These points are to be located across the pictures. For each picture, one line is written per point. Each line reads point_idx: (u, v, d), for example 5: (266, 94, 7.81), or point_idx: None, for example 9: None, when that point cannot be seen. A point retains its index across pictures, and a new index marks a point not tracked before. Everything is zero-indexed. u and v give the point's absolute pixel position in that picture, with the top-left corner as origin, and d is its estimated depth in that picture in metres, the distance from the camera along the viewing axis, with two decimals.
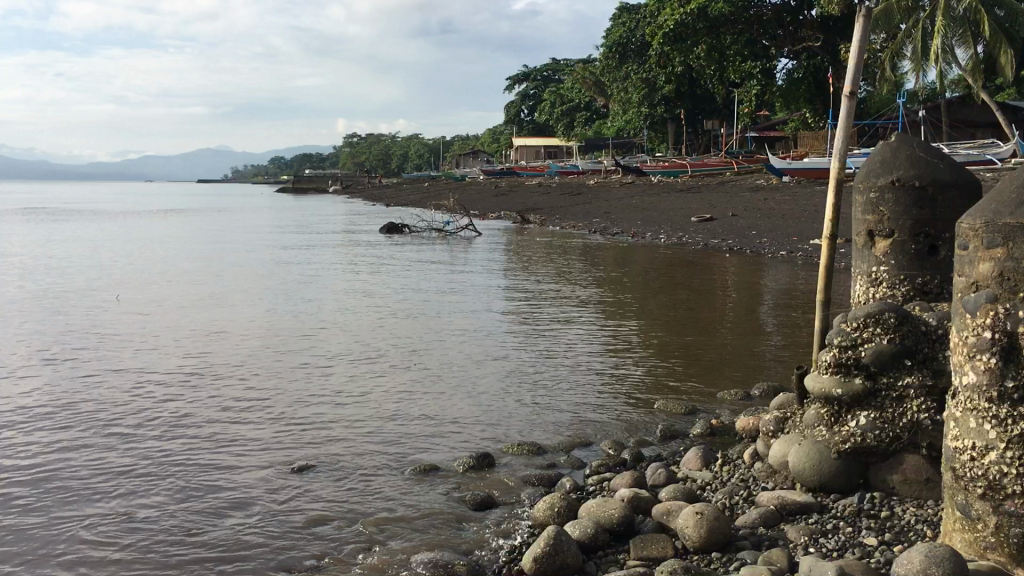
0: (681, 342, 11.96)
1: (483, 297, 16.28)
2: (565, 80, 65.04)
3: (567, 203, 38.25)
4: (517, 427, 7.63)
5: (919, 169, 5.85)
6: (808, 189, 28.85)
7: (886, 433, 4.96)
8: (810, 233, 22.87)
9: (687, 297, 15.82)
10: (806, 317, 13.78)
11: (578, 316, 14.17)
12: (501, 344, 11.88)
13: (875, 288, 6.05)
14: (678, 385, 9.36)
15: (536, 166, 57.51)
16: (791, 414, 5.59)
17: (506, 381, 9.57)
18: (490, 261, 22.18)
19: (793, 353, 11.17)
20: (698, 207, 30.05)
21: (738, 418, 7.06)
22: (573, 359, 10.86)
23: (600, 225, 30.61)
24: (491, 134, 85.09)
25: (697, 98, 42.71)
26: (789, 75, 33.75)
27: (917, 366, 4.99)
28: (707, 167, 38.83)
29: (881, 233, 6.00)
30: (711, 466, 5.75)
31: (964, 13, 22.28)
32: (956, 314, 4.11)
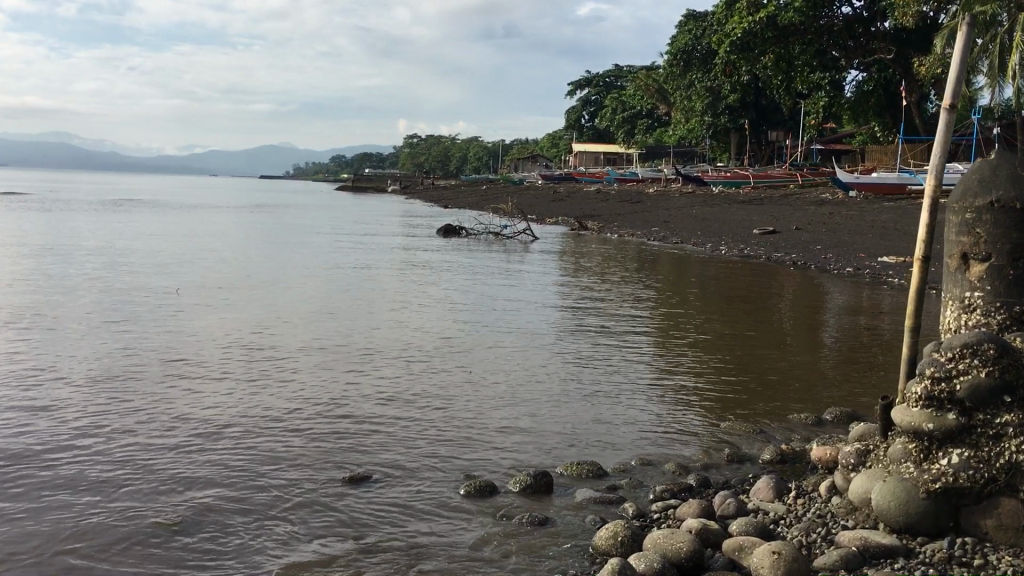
0: (740, 358, 11.57)
1: (537, 303, 16.00)
2: (628, 87, 64.47)
3: (625, 210, 37.87)
4: (573, 440, 7.36)
5: (1020, 189, 5.42)
6: (875, 204, 28.04)
7: (980, 474, 4.58)
8: (877, 250, 22.17)
9: (746, 311, 15.35)
10: (871, 336, 13.24)
11: (634, 326, 13.81)
12: (556, 352, 11.60)
13: (969, 315, 5.65)
14: (739, 404, 8.99)
15: (595, 173, 57.09)
16: (874, 447, 5.23)
17: (562, 391, 9.30)
18: (546, 268, 21.88)
19: (859, 374, 10.69)
20: (760, 219, 29.45)
21: (809, 445, 6.70)
22: (630, 371, 10.54)
23: (659, 234, 30.13)
24: (551, 139, 84.86)
25: (762, 107, 42.00)
26: (859, 87, 33.00)
27: (1017, 404, 4.61)
28: (770, 179, 38.13)
29: (976, 257, 5.59)
30: (784, 498, 5.42)
31: None
32: None
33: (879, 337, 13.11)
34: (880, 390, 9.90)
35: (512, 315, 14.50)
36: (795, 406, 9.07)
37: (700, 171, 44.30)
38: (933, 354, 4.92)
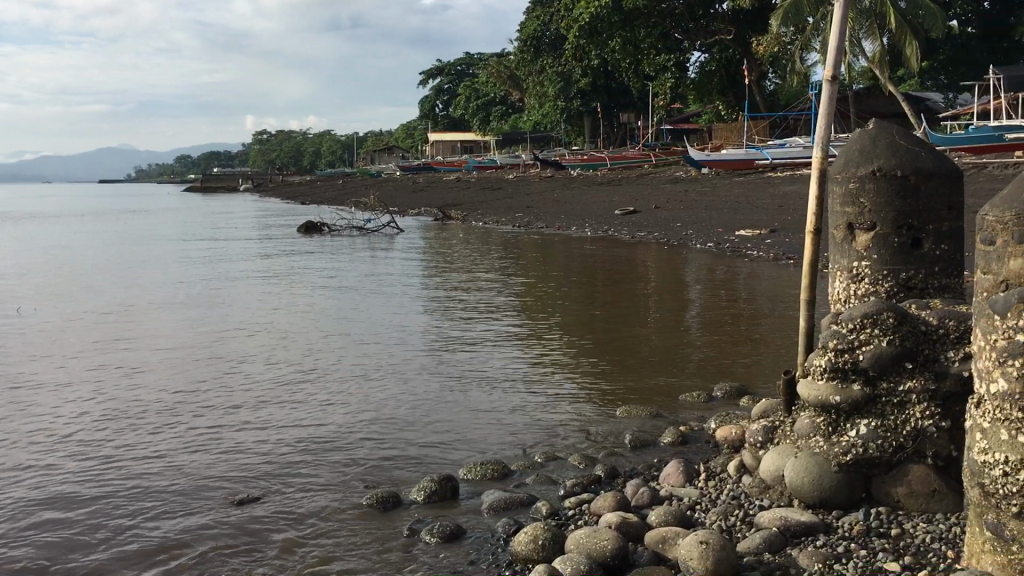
0: (610, 339, 11.60)
1: (404, 297, 15.67)
2: (479, 74, 64.31)
3: (487, 197, 37.80)
4: (468, 437, 7.15)
5: (901, 157, 5.49)
6: (728, 180, 28.95)
7: (888, 442, 4.61)
8: (734, 224, 22.87)
9: (612, 292, 15.48)
10: (733, 309, 13.55)
11: (505, 314, 13.68)
12: (432, 346, 11.32)
13: (857, 284, 5.70)
14: (621, 386, 8.96)
15: (454, 162, 56.85)
16: (779, 422, 5.22)
17: (448, 385, 9.05)
18: (412, 260, 21.52)
19: (728, 347, 10.88)
20: (620, 200, 29.96)
21: (707, 424, 6.69)
22: (510, 359, 10.39)
23: (523, 220, 30.21)
24: (405, 129, 84.07)
25: (613, 91, 42.69)
26: (703, 67, 33.65)
27: (918, 369, 4.65)
28: (625, 160, 38.87)
29: (861, 226, 5.64)
30: (694, 481, 5.37)
31: (870, 7, 22.49)
32: (981, 316, 3.77)
33: (741, 310, 13.44)
34: (750, 361, 10.08)
35: (380, 312, 14.12)
36: (674, 383, 9.11)
37: (557, 155, 44.72)
38: (833, 326, 4.91)
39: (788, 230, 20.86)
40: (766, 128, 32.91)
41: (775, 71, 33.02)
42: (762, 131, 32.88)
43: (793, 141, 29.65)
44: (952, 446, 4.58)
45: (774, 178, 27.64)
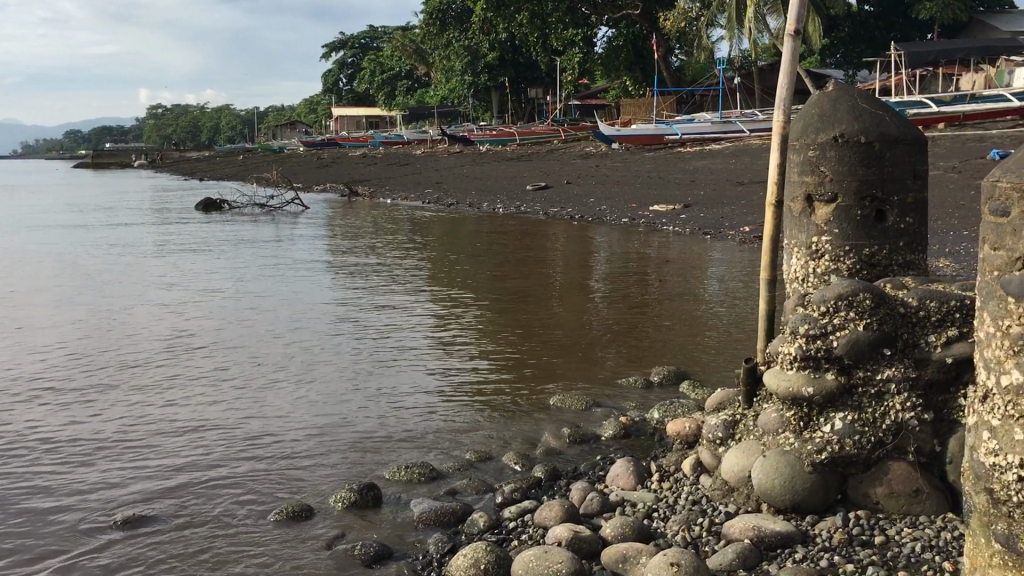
0: (522, 317, 11.05)
1: (309, 279, 14.79)
2: (384, 48, 62.72)
3: (394, 173, 36.74)
4: (387, 429, 6.48)
5: (865, 122, 5.04)
6: (638, 154, 28.67)
7: (866, 439, 4.13)
8: (648, 199, 22.52)
9: (522, 270, 14.88)
10: (644, 286, 13.08)
11: (413, 295, 12.95)
12: (338, 329, 10.53)
13: (815, 262, 5.22)
14: (541, 369, 8.39)
15: (358, 137, 55.42)
16: (739, 416, 4.72)
17: (360, 372, 8.34)
18: (318, 239, 20.54)
19: (643, 326, 10.39)
20: (532, 175, 29.38)
21: (651, 414, 6.18)
22: (424, 342, 9.73)
23: (432, 196, 29.39)
24: (309, 105, 81.78)
25: (520, 65, 42.01)
26: (609, 43, 33.68)
27: (897, 356, 4.18)
28: (534, 135, 38.29)
29: (821, 198, 5.16)
30: (646, 483, 4.84)
31: None
32: (989, 299, 3.29)
33: (650, 287, 12.98)
34: (667, 339, 9.65)
35: (282, 294, 13.25)
36: (593, 365, 8.57)
37: (465, 131, 43.79)
38: (801, 309, 4.40)
39: (702, 205, 20.59)
40: (674, 103, 32.72)
41: (681, 47, 32.84)
42: (670, 107, 32.67)
43: (702, 116, 29.55)
44: (935, 440, 4.15)
45: (684, 153, 27.45)
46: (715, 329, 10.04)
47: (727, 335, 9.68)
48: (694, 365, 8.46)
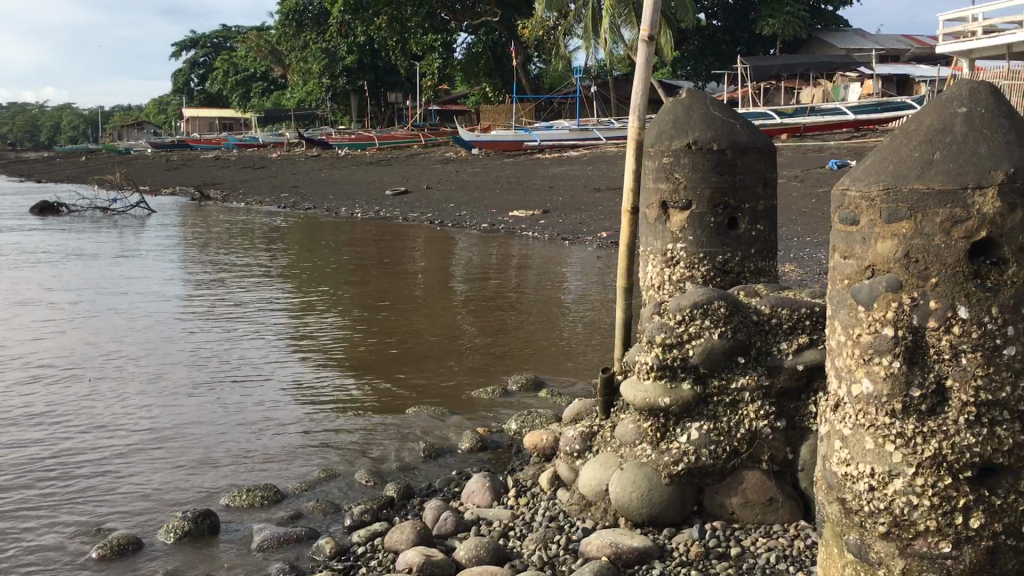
0: (382, 324, 10.75)
1: (156, 287, 14.00)
2: (238, 48, 60.78)
3: (248, 177, 35.52)
4: (231, 449, 6.09)
5: (717, 130, 5.06)
6: (498, 160, 28.73)
7: (721, 448, 4.09)
8: (507, 204, 22.56)
9: (382, 276, 14.54)
10: (504, 292, 13.01)
11: (267, 302, 12.42)
12: (185, 341, 9.96)
13: (671, 269, 5.20)
14: (399, 379, 8.13)
15: (211, 139, 53.40)
16: (597, 426, 4.62)
17: (205, 387, 7.87)
18: (167, 244, 19.57)
19: (504, 333, 10.27)
20: (392, 180, 28.95)
21: (510, 424, 6.03)
22: (276, 353, 9.30)
23: (289, 200, 28.58)
24: (158, 105, 78.31)
25: (380, 70, 41.45)
26: (468, 49, 33.59)
27: (751, 365, 4.16)
28: (394, 140, 37.81)
29: (676, 205, 5.15)
30: (502, 499, 4.69)
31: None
32: (839, 307, 3.29)
33: (511, 293, 12.90)
34: (526, 345, 9.56)
35: (125, 303, 12.48)
36: (456, 374, 8.37)
37: (323, 135, 42.88)
38: (657, 317, 4.34)
39: (560, 211, 20.76)
40: (533, 111, 33.02)
41: (539, 55, 33.13)
42: (529, 114, 32.93)
43: (560, 124, 29.87)
44: (788, 448, 4.15)
45: (543, 160, 27.69)
46: (576, 335, 10.01)
47: (588, 341, 9.67)
48: (557, 373, 8.38)
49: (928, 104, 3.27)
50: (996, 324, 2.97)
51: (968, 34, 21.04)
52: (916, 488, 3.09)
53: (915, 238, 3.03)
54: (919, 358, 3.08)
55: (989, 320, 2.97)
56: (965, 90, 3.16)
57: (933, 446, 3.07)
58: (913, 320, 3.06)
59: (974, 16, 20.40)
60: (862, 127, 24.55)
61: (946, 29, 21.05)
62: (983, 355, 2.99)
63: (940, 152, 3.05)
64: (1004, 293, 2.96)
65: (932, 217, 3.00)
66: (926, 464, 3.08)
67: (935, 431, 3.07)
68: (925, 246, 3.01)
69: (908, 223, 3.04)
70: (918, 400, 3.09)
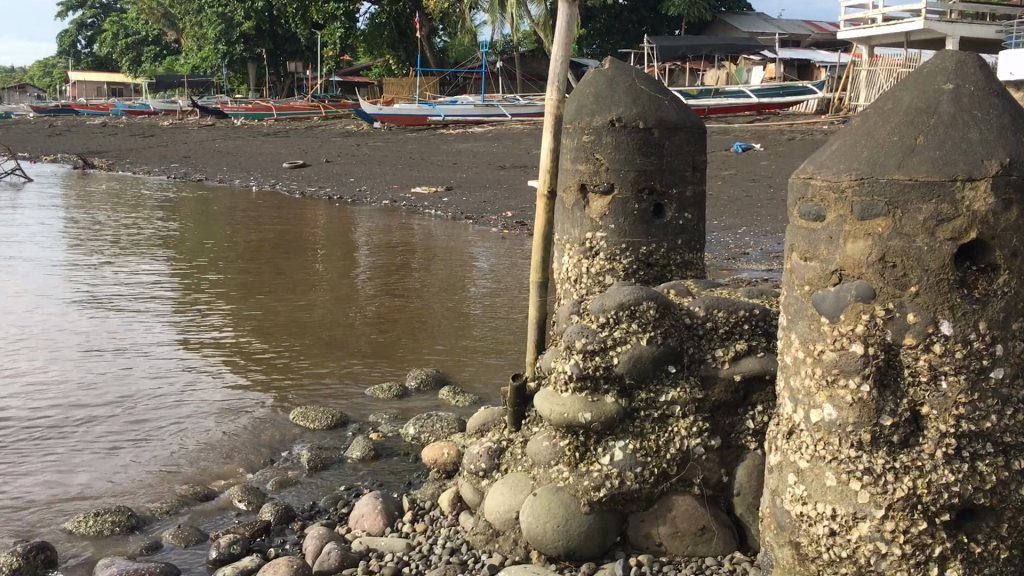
0: (275, 303, 10.01)
1: (37, 260, 12.85)
2: (128, 9, 57.62)
3: (137, 145, 33.62)
4: (77, 460, 5.27)
5: (643, 106, 4.53)
6: (400, 134, 27.80)
7: (648, 470, 3.55)
8: (409, 180, 21.76)
9: (281, 254, 13.56)
10: (409, 272, 12.33)
11: (155, 279, 11.41)
12: (50, 322, 8.99)
13: (589, 260, 4.65)
14: (287, 365, 7.47)
15: (99, 105, 50.54)
16: (507, 440, 4.04)
17: (65, 378, 7.04)
18: (48, 214, 18.17)
19: (407, 318, 9.48)
20: (289, 152, 27.76)
21: (407, 428, 5.41)
22: (152, 336, 8.41)
23: (179, 171, 27.09)
24: (43, 66, 73.92)
25: (279, 37, 39.64)
26: (371, 19, 32.37)
27: (682, 375, 3.65)
28: (292, 111, 36.21)
29: (595, 189, 4.60)
30: (397, 523, 4.09)
31: None
32: (797, 318, 2.78)
33: (414, 276, 12.07)
34: (428, 329, 8.95)
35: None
36: (353, 363, 7.61)
37: (218, 103, 40.97)
38: (577, 319, 3.80)
39: (464, 188, 20.09)
40: (437, 84, 32.12)
41: (445, 27, 32.17)
42: (433, 88, 31.99)
43: (464, 99, 29.07)
44: (723, 470, 3.63)
45: (448, 135, 26.89)
46: (485, 323, 9.30)
47: (496, 329, 8.97)
48: (464, 364, 7.68)
49: (899, 81, 2.79)
50: (983, 342, 2.51)
51: (868, 20, 21.18)
52: (885, 534, 2.62)
53: (892, 239, 2.54)
54: (891, 381, 2.61)
55: (976, 337, 2.51)
56: (950, 64, 2.68)
57: (907, 485, 2.60)
58: (886, 336, 2.57)
59: (873, 2, 20.52)
60: (765, 111, 24.80)
61: (847, 14, 21.12)
62: (967, 378, 2.53)
63: (923, 135, 2.56)
64: (994, 305, 2.50)
65: (913, 214, 2.51)
66: (897, 505, 2.61)
67: (911, 464, 2.60)
68: (902, 249, 2.52)
69: (884, 222, 2.54)
70: (891, 430, 2.61)
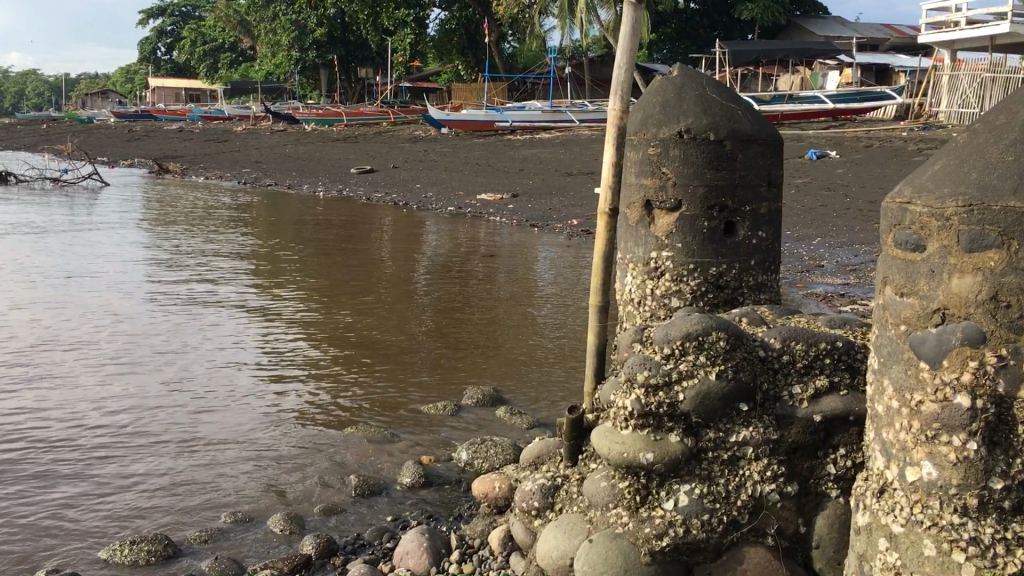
0: (338, 309, 9.90)
1: (110, 262, 13.00)
2: (206, 17, 58.76)
3: (210, 150, 34.18)
4: (116, 471, 5.13)
5: (714, 116, 4.21)
6: (467, 140, 27.70)
7: (716, 518, 3.22)
8: (475, 186, 21.61)
9: (347, 260, 13.48)
10: (473, 279, 12.11)
11: (223, 283, 11.42)
12: (114, 323, 9.02)
13: (654, 281, 4.33)
14: (346, 374, 7.30)
15: (176, 111, 51.61)
16: (562, 476, 3.75)
17: (121, 382, 6.98)
18: (124, 217, 18.47)
19: (468, 326, 9.23)
20: (357, 157, 27.86)
21: (461, 453, 5.14)
22: (209, 341, 8.32)
23: (250, 176, 27.40)
24: (124, 73, 75.97)
25: (350, 44, 39.94)
26: (441, 26, 32.34)
27: (754, 413, 3.31)
28: (362, 117, 36.46)
29: (661, 205, 4.29)
30: (444, 562, 3.83)
31: None
32: (893, 362, 2.43)
33: (476, 283, 11.84)
34: (490, 338, 8.69)
35: (70, 280, 11.47)
36: (410, 373, 7.40)
37: (290, 109, 41.47)
38: (639, 348, 3.50)
39: (530, 195, 19.86)
40: (505, 90, 31.93)
41: (514, 33, 31.99)
42: (501, 94, 31.77)
43: (532, 105, 28.84)
44: (800, 520, 3.29)
45: (515, 141, 26.68)
46: (548, 332, 8.97)
47: (559, 339, 8.62)
48: (525, 375, 7.36)
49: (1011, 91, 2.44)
50: None
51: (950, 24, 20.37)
52: None
53: (1006, 275, 2.19)
54: (1002, 439, 2.26)
55: None
56: None
57: None
58: (998, 388, 2.22)
59: (957, 5, 19.70)
60: (839, 116, 23.97)
61: (928, 18, 20.34)
62: None
63: None
64: None
65: None
66: None
67: None
68: (1019, 286, 2.18)
69: (998, 256, 2.19)
70: (1002, 494, 2.27)
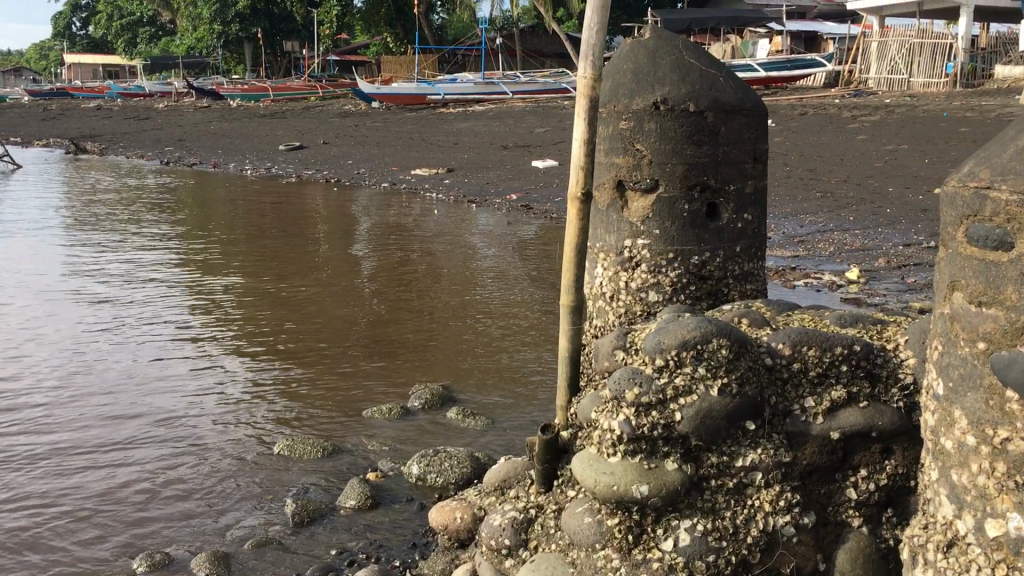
0: (268, 296, 9.21)
1: (20, 251, 12.05)
2: None
3: (131, 128, 32.71)
4: (5, 507, 4.47)
5: (693, 84, 3.71)
6: (399, 114, 26.88)
7: (721, 560, 2.73)
8: (409, 161, 20.90)
9: (277, 242, 12.75)
10: (411, 260, 11.47)
11: (145, 270, 10.64)
12: (21, 319, 8.23)
13: (629, 273, 3.80)
14: (279, 368, 6.66)
15: (94, 88, 49.47)
16: (534, 506, 3.23)
17: (26, 387, 6.27)
18: (37, 202, 17.34)
19: (409, 310, 8.63)
20: (286, 133, 26.87)
21: (410, 469, 4.59)
22: (123, 335, 7.59)
23: (173, 154, 26.22)
24: (39, 48, 72.75)
25: (275, 17, 38.58)
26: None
27: (762, 433, 2.82)
28: (289, 91, 35.28)
29: (634, 186, 3.78)
30: None
31: None
32: (969, 396, 2.10)
33: (415, 264, 11.21)
34: (431, 322, 8.08)
35: None
36: (348, 364, 6.79)
37: (214, 84, 40.00)
38: (624, 358, 3.02)
39: (466, 169, 19.26)
40: (437, 62, 31.07)
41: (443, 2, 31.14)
42: (432, 66, 30.92)
43: (464, 77, 28.13)
44: (818, 555, 2.82)
45: (448, 113, 25.97)
46: (491, 314, 8.39)
47: (505, 321, 8.06)
48: (472, 363, 6.80)
49: None
50: None
51: None
52: None
53: None
54: None
55: None
56: None
57: None
58: None
59: None
60: (770, 85, 23.68)
61: None
62: None
63: None
64: None
65: None
66: None
67: None
68: None
69: None
70: None
